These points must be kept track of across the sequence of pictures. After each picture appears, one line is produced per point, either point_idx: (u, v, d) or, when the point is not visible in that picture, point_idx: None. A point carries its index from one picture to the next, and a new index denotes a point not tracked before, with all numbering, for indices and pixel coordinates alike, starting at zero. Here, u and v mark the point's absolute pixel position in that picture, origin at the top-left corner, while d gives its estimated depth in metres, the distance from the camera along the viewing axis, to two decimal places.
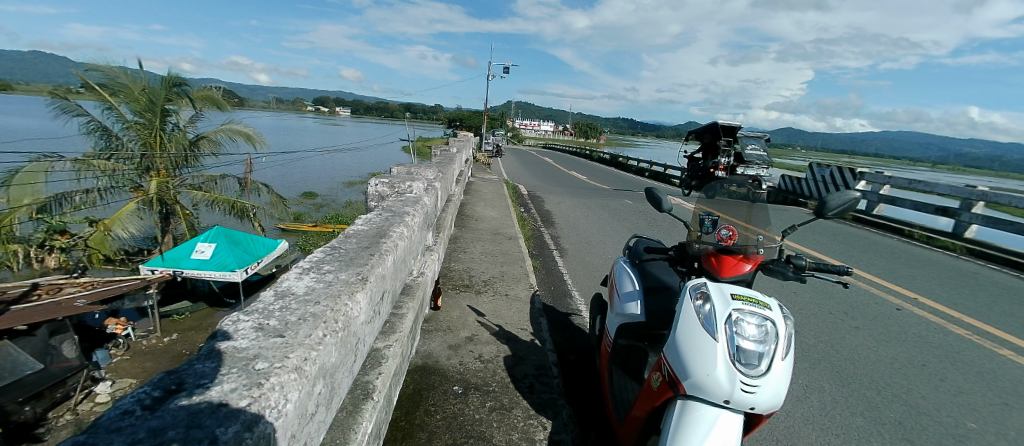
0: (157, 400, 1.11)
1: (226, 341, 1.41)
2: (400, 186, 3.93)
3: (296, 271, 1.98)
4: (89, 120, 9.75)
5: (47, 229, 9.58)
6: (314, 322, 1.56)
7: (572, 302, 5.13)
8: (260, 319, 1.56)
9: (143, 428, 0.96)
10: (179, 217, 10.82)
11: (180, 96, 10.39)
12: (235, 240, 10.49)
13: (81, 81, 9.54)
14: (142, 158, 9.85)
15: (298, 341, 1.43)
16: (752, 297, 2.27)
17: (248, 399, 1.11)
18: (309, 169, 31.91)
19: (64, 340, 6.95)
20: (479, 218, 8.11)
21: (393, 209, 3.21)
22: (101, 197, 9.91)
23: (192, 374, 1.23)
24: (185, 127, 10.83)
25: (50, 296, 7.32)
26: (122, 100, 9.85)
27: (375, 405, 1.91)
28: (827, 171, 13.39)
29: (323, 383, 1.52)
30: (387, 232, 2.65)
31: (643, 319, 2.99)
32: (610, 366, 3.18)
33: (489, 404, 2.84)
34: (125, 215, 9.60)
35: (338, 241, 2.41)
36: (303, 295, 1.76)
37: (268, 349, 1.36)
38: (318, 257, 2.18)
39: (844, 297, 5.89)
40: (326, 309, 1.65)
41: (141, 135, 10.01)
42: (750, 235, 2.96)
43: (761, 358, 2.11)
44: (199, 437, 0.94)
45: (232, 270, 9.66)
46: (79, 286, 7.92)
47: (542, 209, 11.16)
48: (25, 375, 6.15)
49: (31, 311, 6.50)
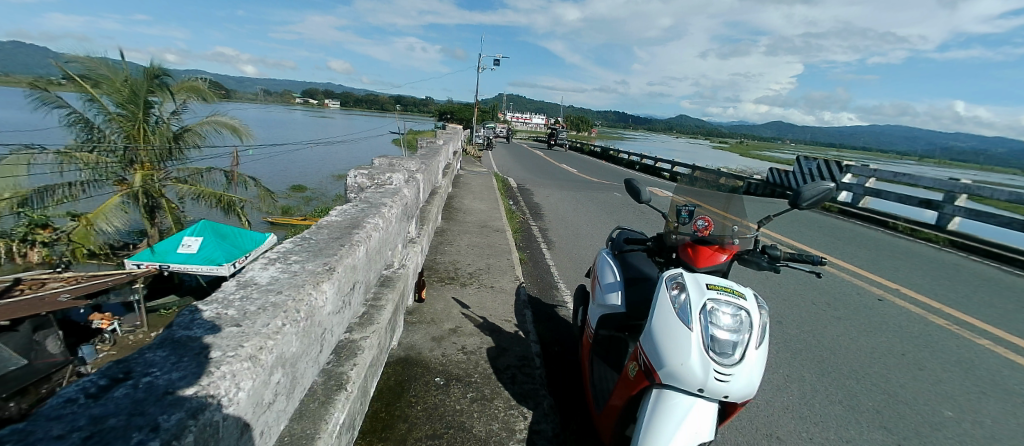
0: (102, 388, 1.09)
1: (183, 331, 1.39)
2: (380, 177, 3.88)
3: (262, 262, 1.95)
4: (70, 112, 9.49)
5: (28, 223, 9.57)
6: (275, 311, 1.54)
7: (558, 293, 5.16)
8: (219, 308, 1.54)
9: (84, 416, 0.95)
10: (165, 210, 10.62)
11: (162, 88, 10.13)
12: (223, 234, 10.32)
13: (62, 72, 9.27)
14: (125, 151, 9.67)
15: (255, 330, 1.41)
16: (727, 286, 2.30)
17: (196, 387, 1.10)
18: (300, 162, 31.42)
19: (48, 336, 6.85)
20: (471, 209, 8.02)
21: (370, 201, 3.17)
22: (84, 191, 9.80)
23: (140, 367, 1.19)
24: (169, 119, 10.59)
25: (34, 291, 7.21)
26: (103, 92, 9.59)
27: (349, 396, 1.89)
28: (814, 164, 13.53)
29: (283, 372, 1.52)
30: (361, 223, 2.62)
31: (622, 310, 2.98)
32: (592, 356, 3.20)
33: (470, 394, 2.85)
34: (109, 209, 9.32)
35: (310, 231, 2.39)
36: (265, 285, 1.74)
37: (223, 339, 1.34)
38: (286, 248, 2.16)
39: (827, 287, 5.98)
40: (287, 299, 1.63)
41: (124, 127, 9.83)
42: (727, 224, 2.95)
43: (735, 347, 2.14)
44: (141, 424, 0.94)
45: (220, 264, 9.51)
46: (63, 281, 7.80)
47: (531, 202, 11.15)
48: (9, 371, 6.06)
49: (12, 307, 6.45)
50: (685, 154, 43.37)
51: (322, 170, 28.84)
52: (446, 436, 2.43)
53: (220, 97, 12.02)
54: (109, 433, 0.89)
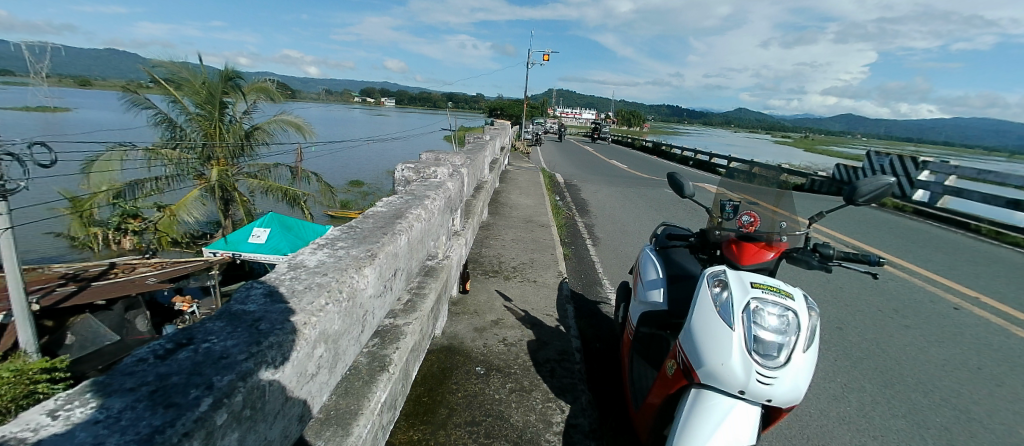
0: (168, 351, 1.19)
1: (238, 305, 1.54)
2: (426, 171, 4.04)
3: (312, 247, 2.13)
4: (156, 112, 10.52)
5: (122, 214, 11.12)
6: (320, 290, 1.66)
7: (602, 290, 5.13)
8: (272, 286, 1.69)
9: (152, 372, 1.08)
10: (238, 203, 11.57)
11: (235, 89, 11.05)
12: (289, 225, 11.16)
13: (149, 76, 10.50)
14: (203, 148, 10.63)
15: (300, 306, 1.52)
16: (774, 286, 2.24)
17: (246, 354, 1.20)
18: (358, 159, 33.09)
19: (138, 315, 7.78)
20: (516, 204, 8.13)
21: (415, 193, 3.32)
22: (167, 185, 10.82)
23: (199, 334, 1.30)
24: (241, 119, 11.47)
25: (125, 274, 8.15)
26: (185, 93, 10.65)
27: (391, 377, 1.95)
28: (885, 160, 12.46)
29: (325, 347, 1.63)
30: (404, 214, 2.78)
31: (664, 307, 2.72)
32: (633, 354, 2.97)
33: (511, 384, 2.53)
34: (189, 201, 10.33)
35: (356, 221, 2.56)
36: (313, 267, 1.88)
37: (273, 312, 1.46)
38: (334, 235, 2.34)
39: (895, 293, 5.54)
40: (332, 280, 1.75)
41: (203, 125, 10.76)
42: (775, 221, 2.82)
43: (780, 349, 2.10)
44: (198, 382, 1.05)
45: (285, 253, 10.29)
46: (150, 266, 8.75)
47: (578, 198, 11.09)
48: (103, 346, 6.97)
49: (106, 288, 7.27)
50: (741, 149, 41.30)
51: (376, 165, 30.20)
52: (484, 423, 2.23)
53: (285, 97, 12.91)
54: (172, 389, 1.02)
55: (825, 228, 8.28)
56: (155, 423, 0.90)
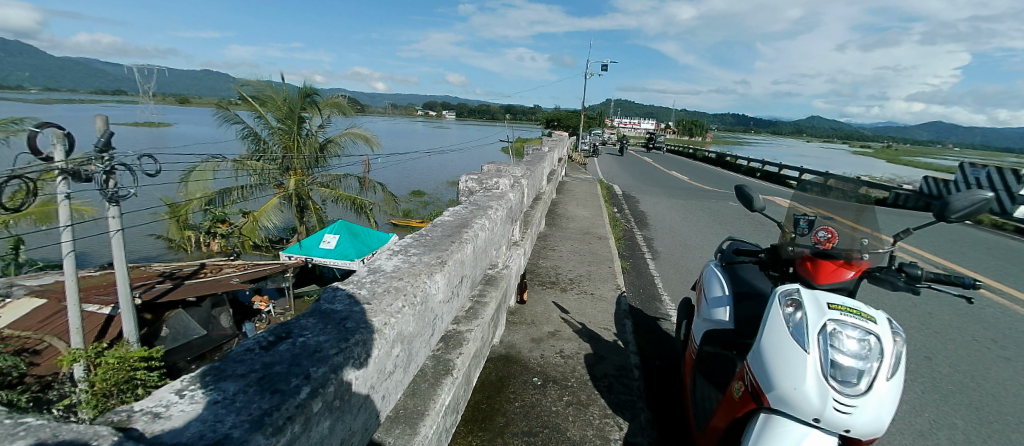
0: (270, 343, 1.29)
1: (327, 304, 1.64)
2: (488, 182, 4.14)
3: (387, 253, 2.25)
4: (243, 127, 11.31)
5: (213, 219, 12.47)
6: (396, 294, 1.73)
7: (662, 307, 4.87)
8: (354, 287, 1.79)
9: (258, 361, 1.15)
10: (311, 210, 12.41)
11: (312, 105, 11.82)
12: (355, 232, 11.76)
13: (239, 94, 11.50)
14: (283, 159, 11.38)
15: (381, 307, 1.61)
16: (853, 307, 2.07)
17: (336, 348, 1.26)
18: (418, 169, 34.39)
19: (222, 312, 8.37)
20: (574, 211, 8.05)
21: (478, 203, 3.41)
22: (251, 193, 11.56)
23: (295, 330, 1.38)
24: (316, 132, 12.10)
25: (214, 275, 8.88)
26: (269, 109, 11.41)
27: (454, 381, 1.97)
28: (984, 173, 11.15)
29: (400, 348, 1.70)
30: (469, 223, 2.86)
31: (732, 326, 2.60)
32: (695, 374, 2.80)
33: (567, 397, 2.46)
34: (270, 208, 11.26)
35: (426, 229, 2.67)
36: (390, 272, 1.98)
37: (358, 312, 1.54)
38: (406, 242, 2.45)
39: (997, 322, 4.91)
40: (407, 284, 1.84)
41: (284, 139, 11.51)
42: (855, 237, 2.62)
43: (861, 376, 1.92)
44: (298, 372, 1.11)
45: (352, 259, 10.85)
46: (234, 268, 9.50)
47: (636, 210, 10.85)
48: (192, 339, 7.32)
49: (196, 286, 8.06)
50: (814, 160, 38.31)
51: (431, 174, 31.13)
52: (540, 436, 2.18)
53: (355, 111, 13.64)
54: (276, 376, 1.09)
55: (909, 246, 7.52)
56: (265, 406, 0.97)
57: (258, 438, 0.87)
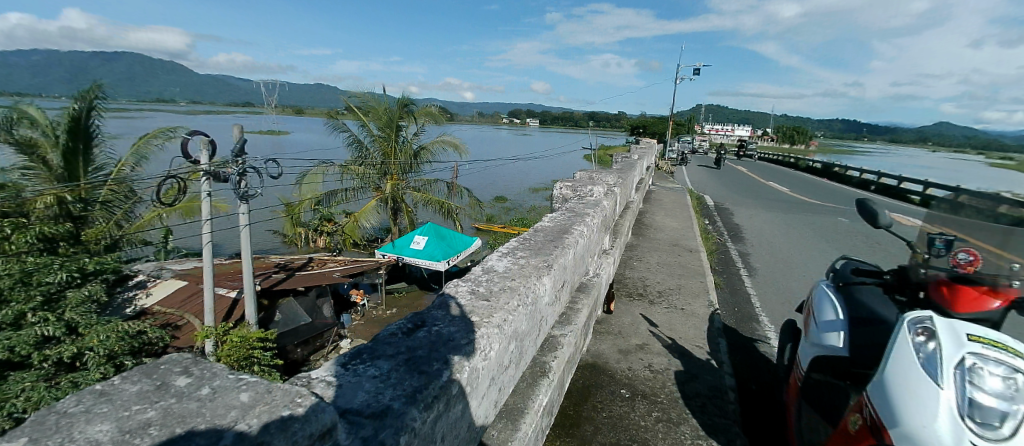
0: (409, 330, 1.31)
1: (451, 298, 1.63)
2: (582, 190, 4.15)
3: (496, 255, 2.28)
4: (349, 134, 11.79)
5: (322, 218, 13.81)
6: (511, 293, 1.72)
7: (761, 327, 4.01)
8: (471, 285, 1.78)
9: (404, 345, 1.18)
10: (404, 213, 12.65)
11: (408, 114, 12.02)
12: (442, 235, 11.32)
13: (346, 105, 12.11)
14: (382, 165, 11.77)
15: (501, 305, 1.59)
16: (1000, 342, 1.57)
17: (469, 339, 1.30)
18: (502, 174, 34.64)
19: (326, 302, 8.99)
20: (667, 216, 7.36)
21: (575, 211, 3.39)
22: (354, 195, 12.09)
23: (429, 318, 1.43)
24: (411, 139, 12.36)
25: (319, 268, 9.65)
26: (371, 119, 11.87)
27: (551, 383, 1.82)
28: None
29: (515, 346, 1.66)
30: (569, 230, 2.85)
31: (845, 353, 2.37)
32: (798, 402, 2.53)
33: (657, 414, 2.30)
34: (369, 210, 11.99)
35: (528, 233, 2.71)
36: (502, 272, 1.98)
37: (480, 308, 1.53)
38: (512, 245, 2.47)
39: None
40: (519, 283, 1.82)
41: (383, 146, 11.86)
42: (1002, 262, 2.25)
43: (1006, 423, 1.40)
44: (438, 357, 1.12)
45: (438, 260, 10.39)
46: (337, 262, 10.23)
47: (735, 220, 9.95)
48: (299, 325, 7.94)
49: (306, 277, 8.84)
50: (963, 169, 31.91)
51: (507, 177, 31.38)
52: None
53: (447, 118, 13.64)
54: (421, 359, 1.11)
55: None
56: (415, 384, 0.97)
57: (413, 411, 0.89)
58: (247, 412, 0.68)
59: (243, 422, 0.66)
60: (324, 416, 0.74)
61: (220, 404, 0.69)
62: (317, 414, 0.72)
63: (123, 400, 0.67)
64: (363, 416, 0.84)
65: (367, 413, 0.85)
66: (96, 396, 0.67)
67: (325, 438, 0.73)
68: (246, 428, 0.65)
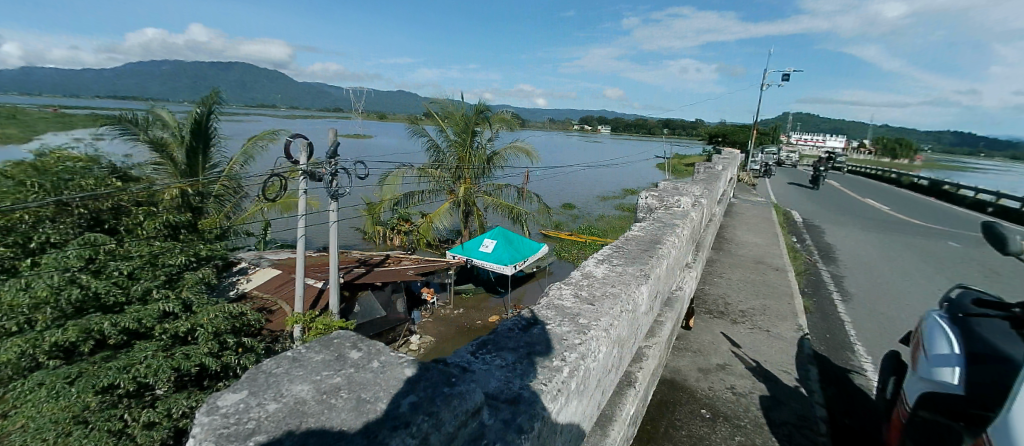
0: (525, 326, 1.28)
1: (550, 300, 1.49)
2: (669, 199, 3.93)
3: (593, 260, 2.02)
4: (427, 139, 10.88)
5: (399, 217, 13.51)
6: (614, 299, 1.50)
7: (858, 358, 3.58)
8: (574, 288, 1.59)
9: (523, 339, 1.18)
10: (475, 216, 11.59)
11: (484, 120, 10.74)
12: (511, 239, 10.47)
13: (425, 110, 11.20)
14: (456, 169, 10.77)
15: (606, 310, 1.41)
16: None
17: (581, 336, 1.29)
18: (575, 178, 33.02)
19: (399, 298, 8.84)
20: (760, 228, 6.79)
21: (663, 220, 3.19)
22: (428, 197, 11.27)
23: (540, 315, 1.35)
24: (485, 145, 11.14)
25: (394, 264, 9.18)
26: (448, 124, 10.83)
27: (637, 394, 1.74)
28: None
29: (616, 353, 1.51)
30: (662, 239, 2.62)
31: (961, 392, 2.10)
32: (903, 442, 2.27)
33: (741, 437, 2.18)
34: (442, 212, 11.37)
35: (620, 240, 2.50)
36: (600, 278, 1.73)
37: (586, 311, 1.39)
38: (606, 252, 2.23)
39: None
40: (621, 291, 1.58)
41: (457, 150, 10.76)
42: None
43: None
44: (555, 352, 1.12)
45: (505, 264, 9.57)
46: (411, 259, 9.70)
47: (843, 235, 8.71)
48: (374, 318, 7.93)
49: (382, 273, 8.36)
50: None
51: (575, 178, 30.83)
52: None
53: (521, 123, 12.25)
54: (540, 351, 1.12)
55: None
56: (540, 377, 1.00)
57: (542, 400, 0.93)
58: (413, 386, 0.76)
59: (412, 395, 0.73)
60: (474, 396, 0.79)
61: (390, 377, 0.77)
62: (469, 393, 0.78)
63: (315, 367, 0.78)
64: (500, 400, 0.89)
65: (503, 398, 0.90)
66: (291, 362, 0.78)
67: (475, 416, 0.79)
68: (416, 401, 0.72)
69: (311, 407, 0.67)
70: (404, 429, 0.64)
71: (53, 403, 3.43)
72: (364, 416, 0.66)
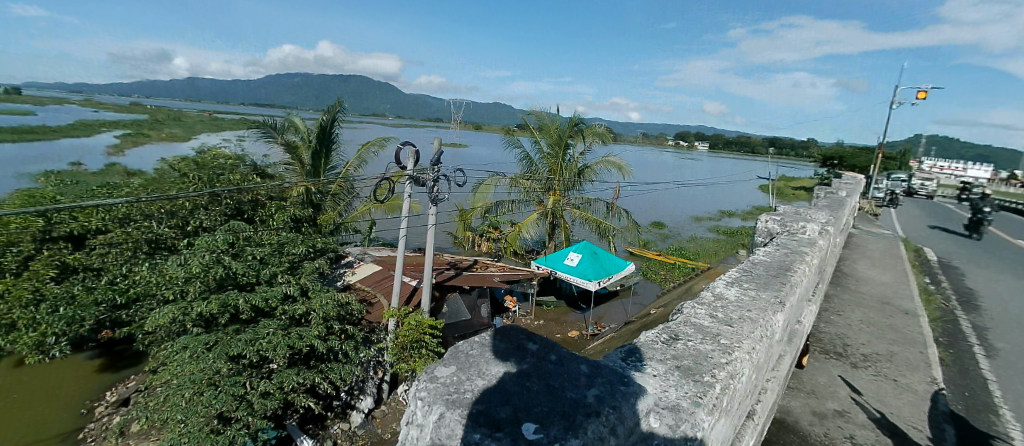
0: (666, 342, 1.38)
1: (692, 317, 1.60)
2: (793, 225, 3.62)
3: (722, 281, 2.03)
4: (520, 151, 10.45)
5: (489, 224, 13.41)
6: (752, 324, 1.60)
7: (1008, 425, 3.05)
8: (708, 309, 1.68)
9: (669, 353, 1.31)
10: (562, 229, 11.05)
11: (578, 133, 10.04)
12: (597, 254, 9.91)
13: (522, 121, 10.77)
14: (546, 180, 10.18)
15: (746, 333, 1.52)
16: None
17: (724, 357, 1.35)
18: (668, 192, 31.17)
19: (484, 303, 8.72)
20: (889, 265, 5.99)
21: (788, 246, 2.99)
22: (518, 207, 10.73)
23: (680, 332, 1.47)
24: (577, 158, 10.47)
25: (482, 270, 9.30)
26: (542, 136, 10.32)
27: (756, 428, 1.62)
28: None
29: (753, 377, 1.54)
30: (792, 266, 2.45)
31: None
32: None
33: None
34: (530, 221, 10.54)
35: (747, 264, 2.40)
36: (735, 301, 1.79)
37: (727, 332, 1.50)
38: (734, 275, 2.18)
39: None
40: (758, 316, 1.66)
41: (548, 162, 10.24)
42: None
43: None
44: (700, 371, 1.23)
45: (589, 279, 9.14)
46: (497, 266, 9.74)
47: (1005, 283, 7.20)
48: (459, 321, 7.85)
49: (470, 277, 8.49)
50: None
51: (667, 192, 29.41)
52: None
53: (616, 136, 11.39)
54: (685, 368, 1.24)
55: None
56: (692, 391, 1.15)
57: (699, 412, 1.09)
58: (591, 381, 1.00)
59: (593, 388, 0.97)
60: (644, 398, 1.03)
61: (567, 373, 1.00)
62: (641, 395, 1.02)
63: (502, 355, 1.04)
64: (662, 408, 1.06)
65: (663, 407, 1.06)
66: (482, 347, 1.06)
67: (645, 418, 1.00)
68: (598, 394, 0.96)
69: (511, 387, 0.92)
70: (596, 418, 0.88)
71: (194, 364, 3.97)
72: (556, 399, 0.90)
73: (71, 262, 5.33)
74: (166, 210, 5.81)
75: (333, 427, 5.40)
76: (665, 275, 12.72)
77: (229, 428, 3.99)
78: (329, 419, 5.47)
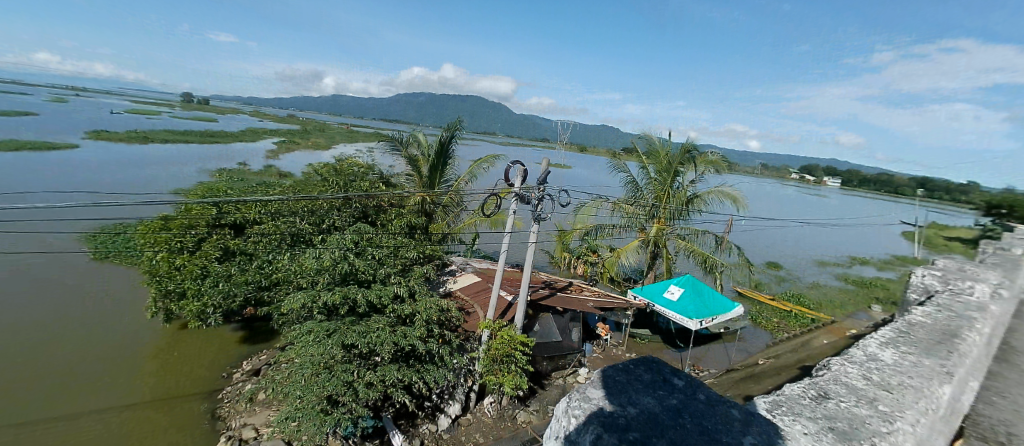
0: (816, 400, 1.30)
1: (842, 376, 1.53)
2: (957, 284, 3.17)
3: (875, 341, 1.89)
4: (627, 176, 10.20)
5: (587, 247, 13.17)
6: (915, 393, 1.46)
7: None
8: (861, 370, 1.59)
9: (820, 411, 1.24)
10: (664, 260, 10.42)
11: (690, 161, 9.45)
12: (701, 290, 9.23)
13: (632, 146, 10.53)
14: (651, 207, 9.80)
15: (907, 401, 1.40)
16: None
17: (888, 427, 1.23)
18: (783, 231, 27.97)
19: (576, 326, 8.53)
20: None
21: (954, 309, 2.59)
22: (619, 232, 10.51)
23: (830, 391, 1.39)
24: (687, 186, 9.89)
25: (576, 293, 9.16)
26: (651, 162, 10.01)
27: None
28: None
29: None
30: (962, 334, 2.12)
31: None
32: None
33: None
34: (630, 248, 10.14)
35: (901, 324, 2.17)
36: (893, 364, 1.66)
37: (885, 398, 1.39)
38: (887, 335, 2.01)
39: None
40: (923, 385, 1.52)
41: (655, 189, 9.86)
42: None
43: None
44: (862, 437, 1.13)
45: (688, 316, 8.52)
46: (592, 291, 9.51)
47: None
48: (550, 341, 7.78)
49: (564, 299, 8.41)
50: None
51: (784, 230, 26.43)
52: None
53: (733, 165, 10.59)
54: (842, 431, 1.15)
55: None
56: None
57: None
58: (745, 428, 0.97)
59: (749, 436, 0.94)
60: None
61: (718, 414, 1.00)
62: None
63: (649, 386, 1.06)
64: None
65: None
66: (629, 375, 1.10)
67: None
68: (754, 442, 0.93)
69: (664, 420, 0.94)
70: None
71: (316, 347, 4.52)
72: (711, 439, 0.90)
73: (231, 246, 6.61)
74: (307, 208, 6.61)
75: (423, 426, 5.67)
76: (778, 323, 11.33)
77: (336, 411, 4.41)
78: (419, 419, 5.74)
